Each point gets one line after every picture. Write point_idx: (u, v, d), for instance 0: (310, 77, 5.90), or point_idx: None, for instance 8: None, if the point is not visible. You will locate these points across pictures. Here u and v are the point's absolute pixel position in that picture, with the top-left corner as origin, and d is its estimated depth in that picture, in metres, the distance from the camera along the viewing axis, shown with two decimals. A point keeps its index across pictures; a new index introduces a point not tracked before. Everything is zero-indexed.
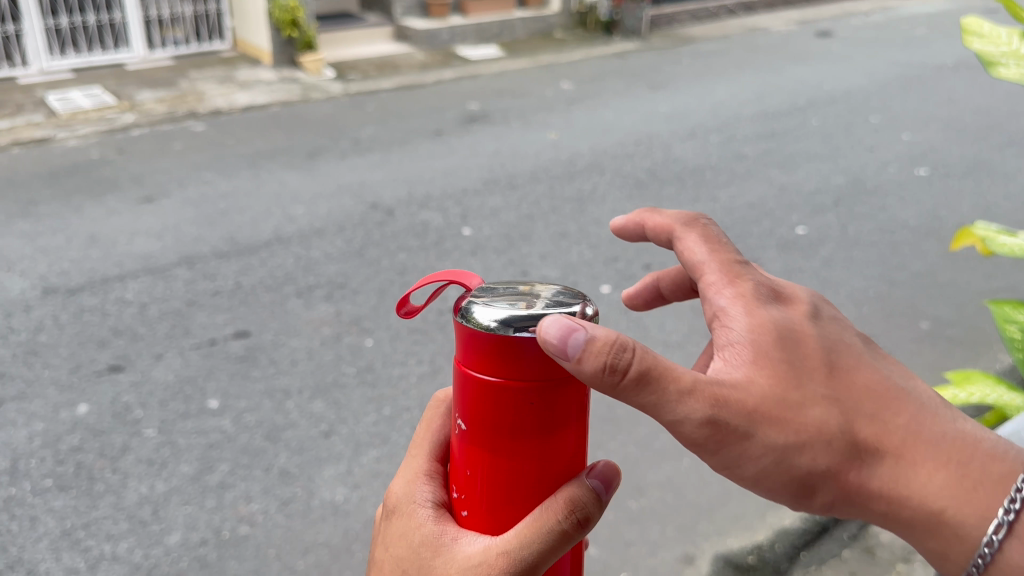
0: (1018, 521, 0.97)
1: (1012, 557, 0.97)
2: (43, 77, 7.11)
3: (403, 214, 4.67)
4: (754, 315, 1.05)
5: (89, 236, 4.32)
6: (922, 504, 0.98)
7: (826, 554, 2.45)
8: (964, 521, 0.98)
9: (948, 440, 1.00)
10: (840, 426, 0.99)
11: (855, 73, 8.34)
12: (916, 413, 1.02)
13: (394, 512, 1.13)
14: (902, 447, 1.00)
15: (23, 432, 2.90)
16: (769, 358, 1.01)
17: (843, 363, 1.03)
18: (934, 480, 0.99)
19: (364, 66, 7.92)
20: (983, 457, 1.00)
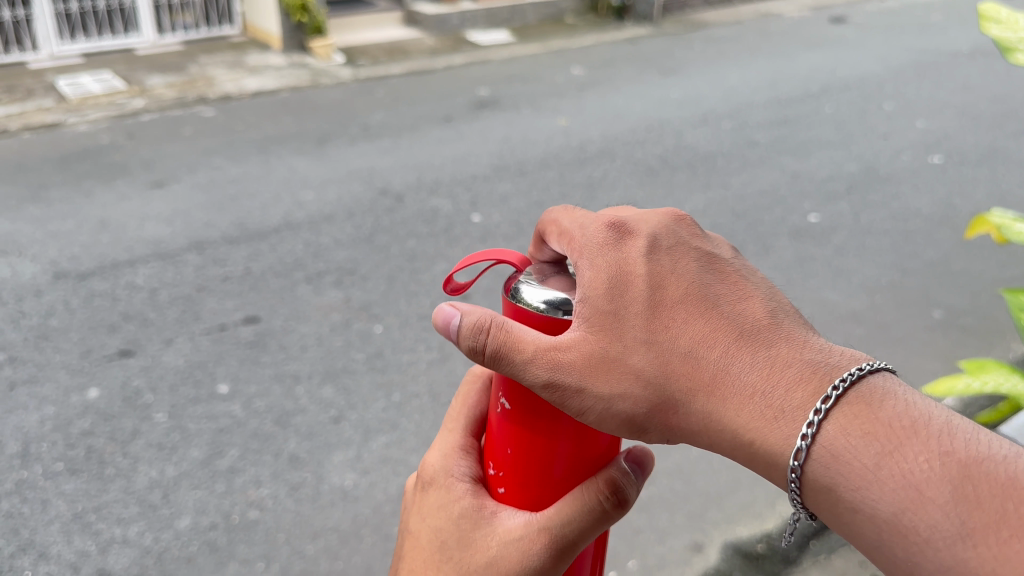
0: (820, 441, 0.87)
1: (822, 481, 0.87)
2: (54, 61, 7.11)
3: (412, 200, 4.65)
4: (588, 268, 1.01)
5: (100, 221, 4.33)
6: (734, 443, 0.92)
7: (836, 542, 2.40)
8: (777, 452, 0.89)
9: (766, 371, 0.92)
10: (652, 372, 0.94)
11: (869, 59, 8.26)
12: (736, 345, 0.94)
13: (429, 483, 1.15)
14: (715, 383, 0.93)
15: (34, 416, 2.92)
16: (592, 312, 0.97)
17: (665, 301, 0.97)
18: (748, 417, 0.91)
19: (374, 51, 7.89)
20: (806, 383, 0.90)
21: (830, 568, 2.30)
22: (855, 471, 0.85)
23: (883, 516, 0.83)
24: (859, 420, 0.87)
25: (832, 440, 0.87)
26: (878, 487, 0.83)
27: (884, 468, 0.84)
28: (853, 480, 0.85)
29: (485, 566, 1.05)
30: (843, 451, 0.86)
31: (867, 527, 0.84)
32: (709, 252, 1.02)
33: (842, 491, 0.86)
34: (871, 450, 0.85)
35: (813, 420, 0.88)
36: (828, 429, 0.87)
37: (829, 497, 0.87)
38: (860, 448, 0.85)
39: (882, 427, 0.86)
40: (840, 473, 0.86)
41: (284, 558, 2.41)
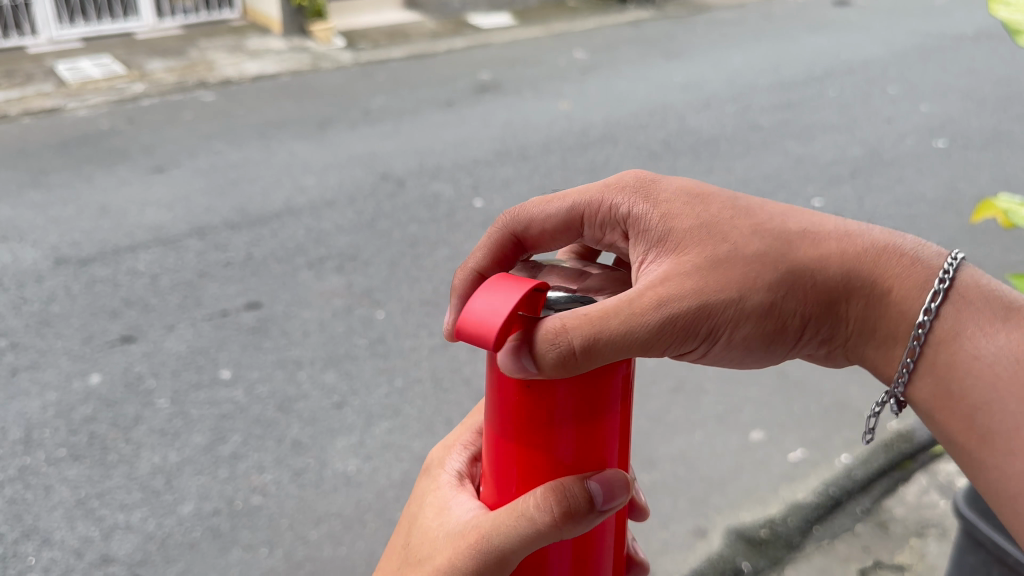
0: (948, 289, 1.10)
1: (946, 328, 1.09)
2: (53, 46, 7.06)
3: (414, 185, 4.63)
4: (646, 209, 1.16)
5: (100, 207, 4.31)
6: (868, 283, 1.12)
7: (839, 528, 2.47)
8: (911, 297, 1.11)
9: (853, 231, 1.15)
10: (780, 254, 1.10)
11: (873, 43, 8.20)
12: (824, 219, 1.15)
13: (426, 471, 1.26)
14: (831, 249, 1.12)
15: (36, 402, 2.91)
16: (685, 231, 1.11)
17: (748, 201, 1.15)
18: (866, 268, 1.12)
19: (375, 35, 7.83)
20: (880, 235, 1.15)
21: (832, 553, 2.37)
22: (986, 319, 1.08)
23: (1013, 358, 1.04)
24: (979, 281, 1.11)
25: (966, 290, 1.10)
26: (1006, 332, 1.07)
27: (1011, 323, 1.08)
28: (985, 326, 1.08)
29: (424, 556, 1.10)
30: (973, 297, 1.10)
31: (990, 372, 1.05)
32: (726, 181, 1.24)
33: (969, 337, 1.07)
34: (999, 308, 1.09)
35: (943, 280, 1.10)
36: (961, 277, 1.11)
37: (951, 342, 1.08)
38: (990, 302, 1.09)
39: (1001, 293, 1.11)
40: (963, 317, 1.09)
41: (288, 544, 2.41)
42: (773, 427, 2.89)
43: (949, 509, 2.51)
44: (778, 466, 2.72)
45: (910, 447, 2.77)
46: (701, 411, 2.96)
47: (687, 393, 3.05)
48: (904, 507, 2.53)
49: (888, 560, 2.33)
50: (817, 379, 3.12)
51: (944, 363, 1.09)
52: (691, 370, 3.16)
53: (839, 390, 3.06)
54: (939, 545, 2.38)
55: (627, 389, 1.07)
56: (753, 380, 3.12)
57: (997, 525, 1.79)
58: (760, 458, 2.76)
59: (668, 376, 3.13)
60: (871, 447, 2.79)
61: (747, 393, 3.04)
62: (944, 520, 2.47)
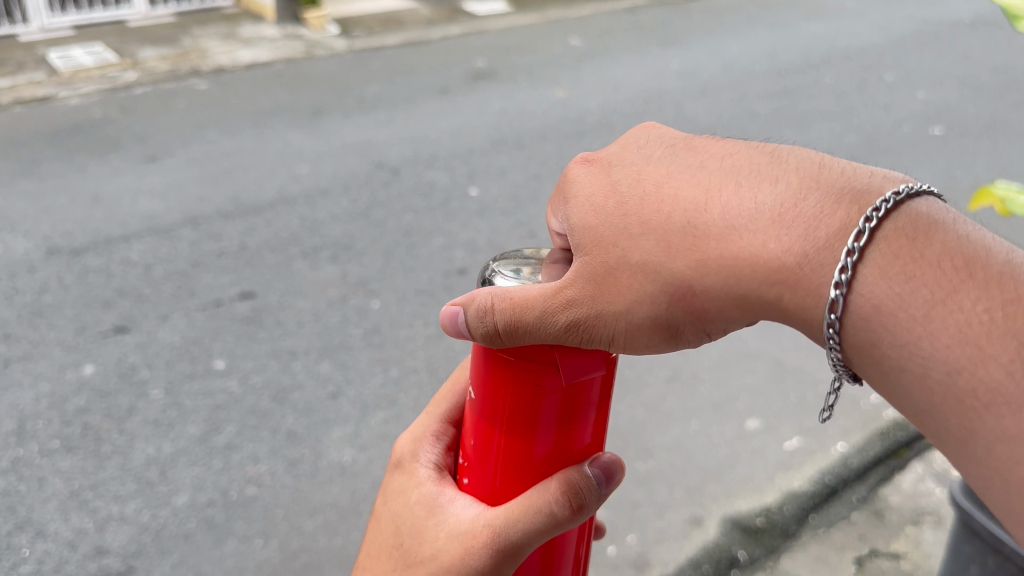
0: (860, 288, 0.80)
1: (863, 336, 0.81)
2: (45, 34, 6.99)
3: (409, 174, 4.61)
4: (572, 195, 1.01)
5: (93, 196, 4.28)
6: (759, 296, 0.86)
7: (835, 517, 2.47)
8: (808, 305, 0.84)
9: (760, 206, 0.87)
10: (654, 260, 0.91)
11: (870, 29, 8.17)
12: (730, 192, 0.89)
13: (398, 465, 1.22)
14: (720, 242, 0.87)
15: (29, 393, 2.90)
16: (587, 232, 0.96)
17: (641, 190, 0.95)
18: (752, 261, 0.86)
19: (369, 22, 7.79)
20: (803, 205, 0.86)
21: (828, 541, 2.37)
22: (902, 323, 0.78)
23: (941, 364, 0.76)
24: (899, 258, 0.80)
25: (872, 286, 0.80)
26: (934, 322, 0.77)
27: (937, 319, 0.77)
28: (900, 333, 0.78)
29: (428, 556, 1.09)
30: (882, 296, 0.79)
31: (918, 385, 0.78)
32: (680, 137, 1.01)
33: (883, 345, 0.80)
34: (919, 294, 0.78)
35: (856, 242, 0.81)
36: (866, 275, 0.80)
37: (870, 351, 0.81)
38: (910, 297, 0.78)
39: (930, 271, 0.78)
40: (885, 323, 0.79)
41: (283, 535, 2.41)
42: (769, 416, 2.88)
43: (944, 498, 2.52)
44: (774, 455, 2.72)
45: (906, 435, 2.77)
46: (697, 400, 2.95)
47: (683, 382, 3.03)
48: (899, 495, 2.53)
49: (883, 548, 2.34)
50: (813, 368, 3.11)
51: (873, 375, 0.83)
52: (687, 359, 3.15)
53: (835, 378, 3.06)
54: (935, 533, 2.39)
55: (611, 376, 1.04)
56: (747, 368, 3.11)
57: (993, 513, 1.79)
58: (756, 447, 2.75)
59: (664, 365, 3.12)
60: (866, 435, 2.78)
61: (743, 381, 3.04)
62: (940, 508, 2.48)
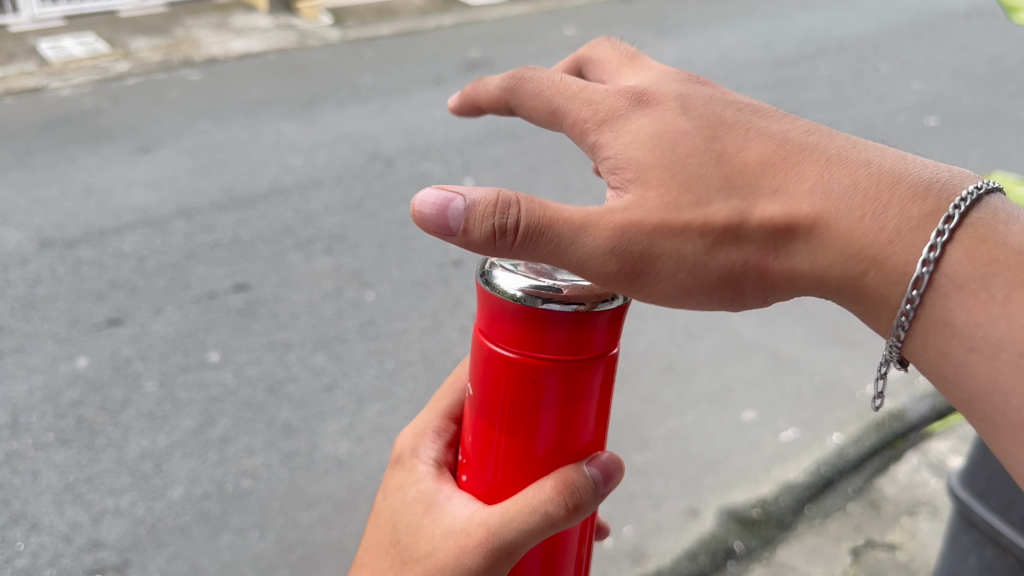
0: (945, 266, 0.95)
1: (938, 306, 0.96)
2: (35, 25, 6.90)
3: (403, 165, 4.59)
4: (625, 129, 1.06)
5: (85, 188, 4.25)
6: (844, 267, 0.99)
7: (831, 507, 2.47)
8: (894, 281, 0.97)
9: (851, 183, 1.00)
10: (743, 213, 1.01)
11: (865, 20, 8.16)
12: (819, 166, 1.02)
13: (398, 462, 1.23)
14: (813, 208, 1.00)
15: (23, 386, 2.88)
16: (654, 176, 1.02)
17: (717, 150, 1.04)
18: (845, 232, 0.99)
19: (363, 12, 7.74)
20: (892, 188, 0.99)
21: (824, 532, 2.38)
22: (983, 303, 0.93)
23: (1014, 341, 0.91)
24: (983, 243, 0.95)
25: (956, 267, 0.95)
26: (1013, 302, 0.92)
27: (1014, 301, 0.92)
28: (980, 310, 0.93)
29: (424, 553, 1.09)
30: (969, 272, 0.94)
31: (983, 362, 0.93)
32: (725, 104, 1.12)
33: (959, 322, 0.95)
34: (1000, 277, 0.93)
35: (952, 215, 0.96)
36: (955, 251, 0.95)
37: (939, 327, 0.96)
38: (992, 279, 0.93)
39: (1008, 259, 0.94)
40: (963, 302, 0.94)
41: (279, 527, 2.40)
42: (764, 407, 2.88)
43: (941, 489, 2.52)
44: (770, 446, 2.72)
45: (902, 426, 2.78)
46: (692, 391, 2.95)
47: (679, 374, 3.03)
48: (896, 487, 2.54)
49: (879, 539, 2.34)
50: (809, 359, 3.11)
51: (923, 340, 0.99)
52: (682, 350, 3.15)
53: (831, 369, 3.07)
54: (931, 524, 2.39)
55: (612, 371, 1.05)
56: (743, 360, 3.12)
57: (991, 505, 1.79)
58: (752, 438, 2.75)
59: (660, 356, 3.11)
60: (862, 426, 2.79)
61: (738, 373, 3.04)
62: (936, 498, 2.48)
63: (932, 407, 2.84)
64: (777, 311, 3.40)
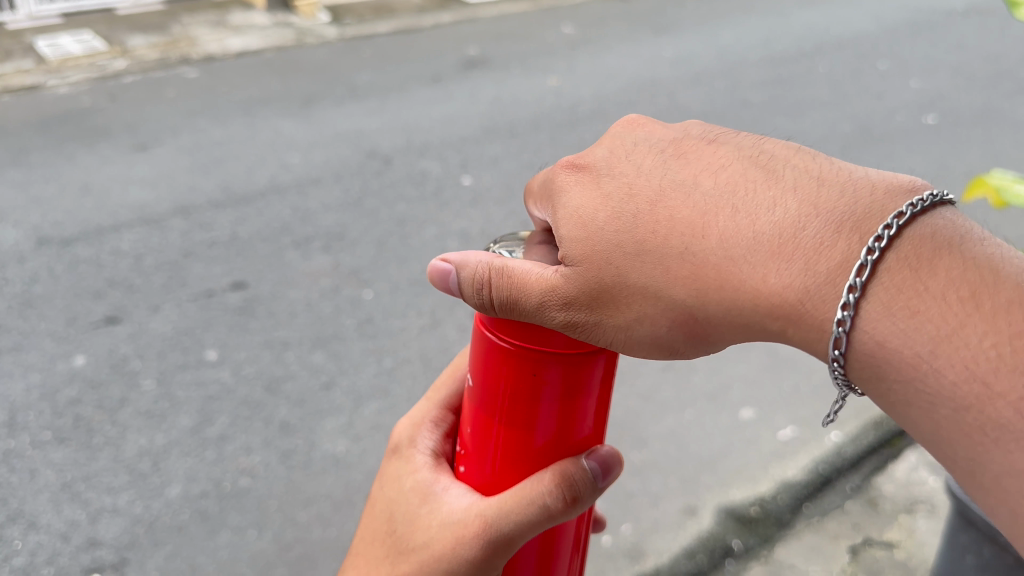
0: (862, 319, 0.81)
1: (864, 363, 0.82)
2: (32, 22, 6.88)
3: (401, 163, 4.58)
4: (560, 203, 1.02)
5: (82, 186, 4.24)
6: (763, 326, 0.88)
7: (829, 506, 2.48)
8: (814, 338, 0.85)
9: (759, 236, 0.88)
10: (655, 282, 0.93)
11: (863, 18, 8.16)
12: (726, 216, 0.90)
13: (395, 451, 1.22)
14: (718, 267, 0.89)
15: (20, 384, 2.87)
16: (572, 252, 0.98)
17: (629, 213, 0.96)
18: (754, 294, 0.87)
19: (361, 9, 7.73)
20: (803, 235, 0.86)
21: (822, 531, 2.38)
22: (908, 362, 0.79)
23: (948, 400, 0.77)
24: (903, 290, 0.80)
25: (875, 323, 0.81)
26: (939, 360, 0.77)
27: (941, 356, 0.77)
28: (907, 372, 0.79)
29: (420, 544, 1.08)
30: (888, 326, 0.80)
31: (922, 418, 0.80)
32: (669, 144, 1.01)
33: (889, 380, 0.81)
34: (924, 330, 0.78)
35: (870, 254, 0.82)
36: (872, 302, 0.81)
37: (871, 381, 0.83)
38: (914, 335, 0.78)
39: (933, 305, 0.78)
40: (888, 359, 0.80)
41: (276, 526, 2.40)
42: (762, 405, 2.88)
43: (939, 487, 2.53)
44: (768, 444, 2.72)
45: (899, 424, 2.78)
46: (691, 390, 2.95)
47: (677, 371, 3.03)
48: (893, 484, 2.54)
49: (877, 537, 2.35)
50: (807, 357, 3.11)
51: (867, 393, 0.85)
52: None
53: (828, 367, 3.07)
54: (928, 522, 2.40)
55: (612, 366, 1.05)
56: (741, 358, 3.11)
57: None
58: (750, 437, 2.75)
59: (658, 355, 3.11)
60: (860, 424, 2.79)
61: (737, 370, 3.04)
62: (934, 496, 2.49)
63: None
64: None
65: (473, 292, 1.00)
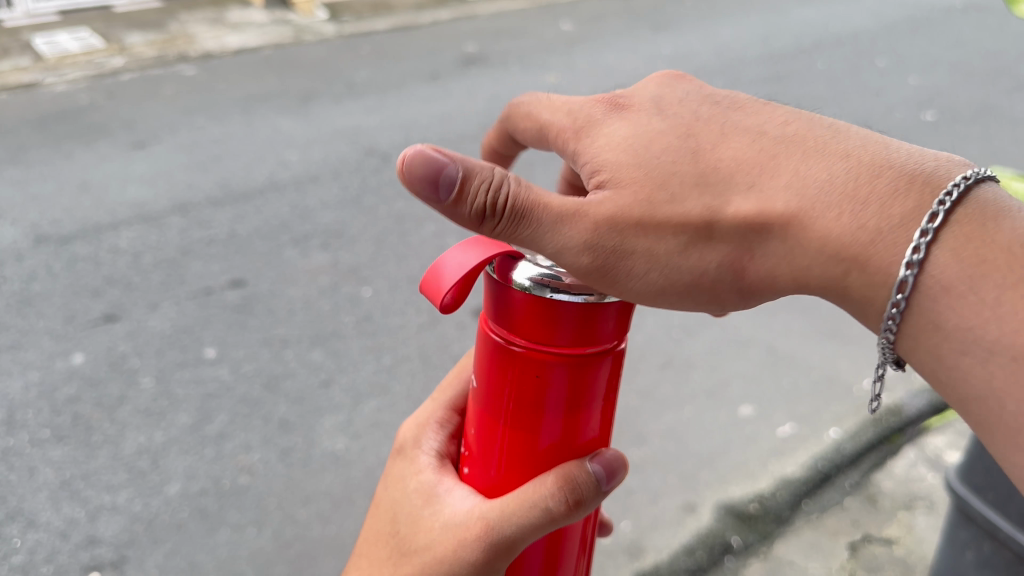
0: (929, 269, 0.90)
1: (927, 309, 0.91)
2: (29, 20, 6.84)
3: (399, 160, 4.57)
4: (604, 134, 1.06)
5: (80, 184, 4.22)
6: (823, 272, 0.95)
7: (828, 502, 2.48)
8: (877, 283, 0.93)
9: (833, 179, 0.95)
10: (716, 210, 0.98)
11: (860, 14, 8.17)
12: (797, 160, 0.98)
13: (399, 452, 1.23)
14: (787, 204, 0.96)
15: (18, 382, 2.87)
16: (623, 170, 1.01)
17: (691, 147, 1.02)
18: (821, 236, 0.94)
19: (358, 6, 7.72)
20: (877, 183, 0.94)
21: (822, 527, 2.39)
22: (971, 305, 0.88)
23: (1006, 346, 0.86)
24: (972, 240, 0.90)
25: (943, 268, 0.89)
26: (1005, 305, 0.86)
27: (1005, 302, 0.86)
28: (969, 317, 0.88)
29: (422, 546, 1.09)
30: (953, 278, 0.89)
31: (978, 364, 0.88)
32: (721, 98, 1.09)
33: (949, 324, 0.89)
34: (991, 278, 0.87)
35: (946, 199, 0.91)
36: (939, 255, 0.90)
37: (931, 330, 0.91)
38: (983, 282, 0.88)
39: (1000, 256, 0.88)
40: (949, 304, 0.89)
41: (276, 523, 2.40)
42: (762, 402, 2.88)
43: (937, 484, 2.53)
44: (767, 441, 2.72)
45: (898, 421, 2.78)
46: (690, 386, 2.95)
47: (676, 369, 3.03)
48: (893, 481, 2.55)
49: (877, 533, 2.35)
50: (806, 353, 3.12)
51: (914, 343, 0.93)
52: (680, 346, 3.15)
53: (828, 364, 3.07)
54: (928, 518, 2.40)
55: (619, 367, 1.05)
56: (741, 354, 3.12)
57: (988, 500, 1.79)
58: (750, 433, 2.75)
59: (658, 351, 3.11)
60: (859, 421, 2.79)
61: (736, 367, 3.04)
62: (933, 493, 2.49)
63: (930, 402, 2.84)
64: (775, 306, 3.40)
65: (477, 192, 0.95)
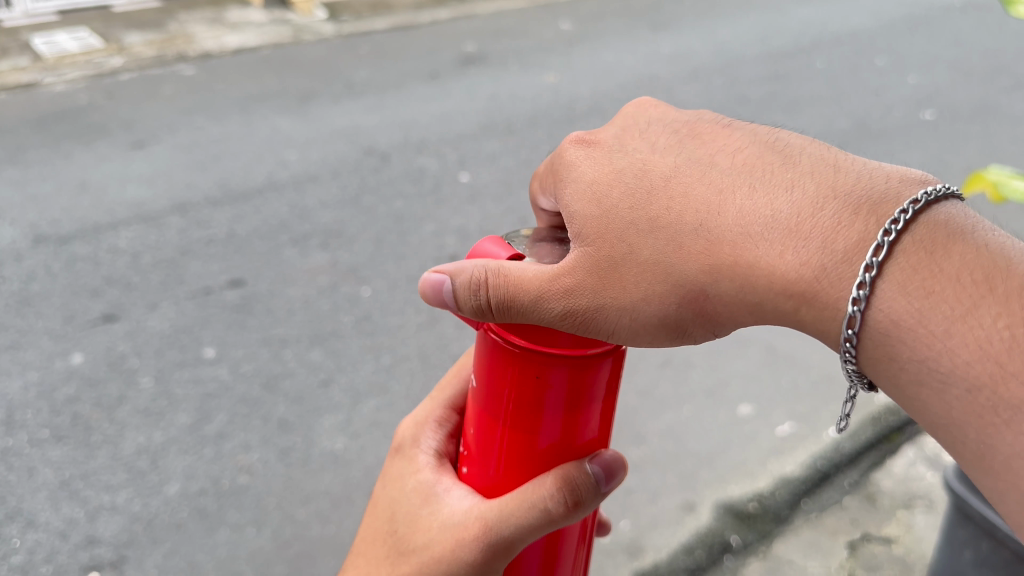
0: (876, 302, 0.86)
1: (880, 345, 0.87)
2: (28, 20, 6.83)
3: (398, 159, 4.57)
4: (572, 181, 1.06)
5: (79, 184, 4.22)
6: (775, 307, 0.92)
7: (827, 501, 2.48)
8: (828, 316, 0.90)
9: (777, 215, 0.93)
10: (668, 255, 0.97)
11: (859, 13, 8.17)
12: (743, 195, 0.95)
13: (398, 450, 1.22)
14: (733, 242, 0.93)
15: (18, 382, 2.87)
16: (589, 223, 1.02)
17: (649, 186, 1.01)
18: (767, 273, 0.92)
19: (357, 6, 7.72)
20: (819, 216, 0.91)
21: (821, 526, 2.39)
22: (921, 339, 0.84)
23: (961, 380, 0.81)
24: (919, 270, 0.85)
25: (890, 301, 0.86)
26: (952, 338, 0.82)
27: (955, 335, 0.82)
28: (921, 350, 0.84)
29: (421, 546, 1.09)
30: (901, 313, 0.85)
31: (936, 396, 0.84)
32: (685, 128, 1.07)
33: (903, 357, 0.85)
34: (939, 310, 0.83)
35: (892, 227, 0.87)
36: (884, 289, 0.86)
37: (887, 362, 0.87)
38: (930, 313, 0.84)
39: (948, 286, 0.84)
40: (902, 338, 0.85)
41: (275, 523, 2.40)
42: (761, 401, 2.89)
43: (936, 483, 2.53)
44: (766, 440, 2.72)
45: (898, 420, 2.78)
46: (689, 385, 2.95)
47: (675, 368, 3.03)
48: (892, 480, 2.55)
49: (876, 532, 2.36)
50: (804, 352, 3.12)
51: (878, 375, 0.89)
52: (678, 345, 3.15)
53: (827, 363, 3.07)
54: (927, 517, 2.41)
55: (619, 368, 1.05)
56: (739, 353, 3.12)
57: (987, 498, 1.79)
58: (749, 432, 2.75)
59: (657, 351, 3.11)
60: (858, 420, 2.79)
61: (735, 366, 3.04)
62: (932, 492, 2.49)
63: None
64: None
65: (468, 298, 1.00)
